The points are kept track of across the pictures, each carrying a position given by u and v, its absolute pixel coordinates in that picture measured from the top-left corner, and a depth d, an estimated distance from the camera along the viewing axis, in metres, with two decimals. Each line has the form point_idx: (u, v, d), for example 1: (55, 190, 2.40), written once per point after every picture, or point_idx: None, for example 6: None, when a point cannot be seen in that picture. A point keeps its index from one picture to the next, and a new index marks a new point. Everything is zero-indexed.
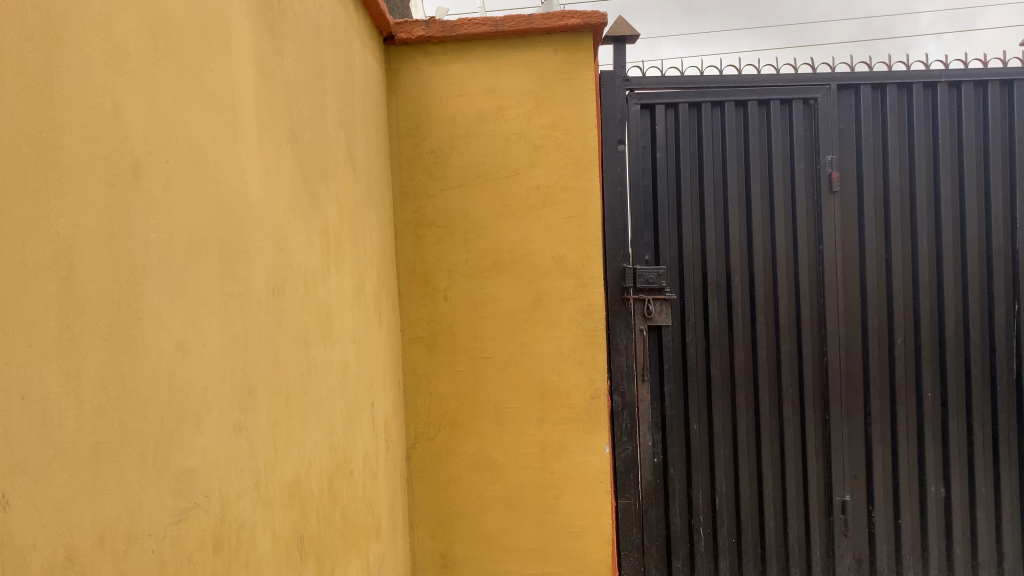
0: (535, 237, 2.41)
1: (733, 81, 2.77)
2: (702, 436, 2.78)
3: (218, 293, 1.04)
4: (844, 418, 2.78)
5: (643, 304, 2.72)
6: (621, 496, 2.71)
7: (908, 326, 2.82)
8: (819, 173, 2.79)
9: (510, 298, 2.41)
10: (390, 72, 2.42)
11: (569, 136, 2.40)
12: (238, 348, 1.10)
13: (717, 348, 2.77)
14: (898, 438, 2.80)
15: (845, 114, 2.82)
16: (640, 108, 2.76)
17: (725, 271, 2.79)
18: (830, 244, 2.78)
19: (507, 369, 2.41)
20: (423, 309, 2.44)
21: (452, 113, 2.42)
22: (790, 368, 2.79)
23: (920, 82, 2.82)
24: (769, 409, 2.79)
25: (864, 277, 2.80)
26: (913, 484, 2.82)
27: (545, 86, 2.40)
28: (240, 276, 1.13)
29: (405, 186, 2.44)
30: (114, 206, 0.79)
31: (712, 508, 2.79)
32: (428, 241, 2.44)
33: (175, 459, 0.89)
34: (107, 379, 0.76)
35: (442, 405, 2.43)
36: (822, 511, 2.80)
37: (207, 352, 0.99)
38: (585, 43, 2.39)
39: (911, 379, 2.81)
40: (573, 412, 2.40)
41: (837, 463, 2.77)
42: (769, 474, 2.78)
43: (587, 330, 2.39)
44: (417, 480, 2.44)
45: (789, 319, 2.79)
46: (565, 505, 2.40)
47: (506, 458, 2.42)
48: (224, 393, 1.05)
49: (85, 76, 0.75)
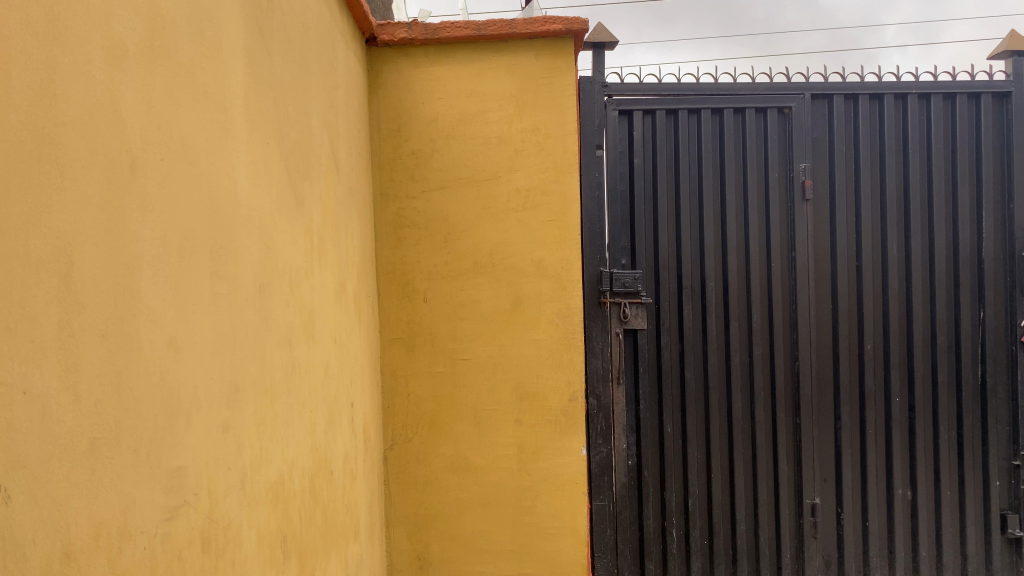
0: (515, 239, 2.42)
1: (709, 89, 2.81)
2: (676, 438, 2.82)
3: (208, 291, 1.04)
4: (815, 421, 2.84)
5: (619, 308, 2.75)
6: (596, 498, 2.73)
7: (877, 332, 2.88)
8: (793, 180, 2.84)
9: (489, 300, 2.43)
10: (372, 73, 2.42)
11: (550, 140, 2.41)
12: (226, 347, 1.10)
13: (691, 351, 2.81)
14: (866, 442, 2.86)
15: (819, 124, 2.87)
16: (618, 114, 2.79)
17: (700, 276, 2.83)
18: (803, 250, 2.83)
19: (485, 370, 2.42)
20: (403, 310, 2.44)
21: (433, 114, 2.43)
22: (763, 372, 2.83)
23: (891, 94, 2.88)
24: (742, 412, 2.83)
25: (835, 283, 2.85)
26: (880, 486, 2.88)
27: (526, 90, 2.42)
28: (228, 274, 1.12)
29: (385, 187, 2.44)
30: (112, 202, 0.79)
31: (685, 510, 2.83)
32: (408, 242, 2.45)
33: (166, 456, 0.89)
34: (104, 374, 0.76)
35: (420, 407, 2.44)
36: (793, 513, 2.84)
37: (197, 349, 0.99)
38: (566, 49, 2.42)
39: (880, 384, 2.87)
40: (550, 414, 2.41)
41: (808, 466, 2.82)
42: (741, 475, 2.82)
43: (566, 333, 2.41)
44: (394, 481, 2.44)
45: (762, 323, 2.83)
46: (541, 507, 2.42)
47: (483, 459, 2.43)
48: (213, 392, 1.05)
49: (86, 73, 0.75)
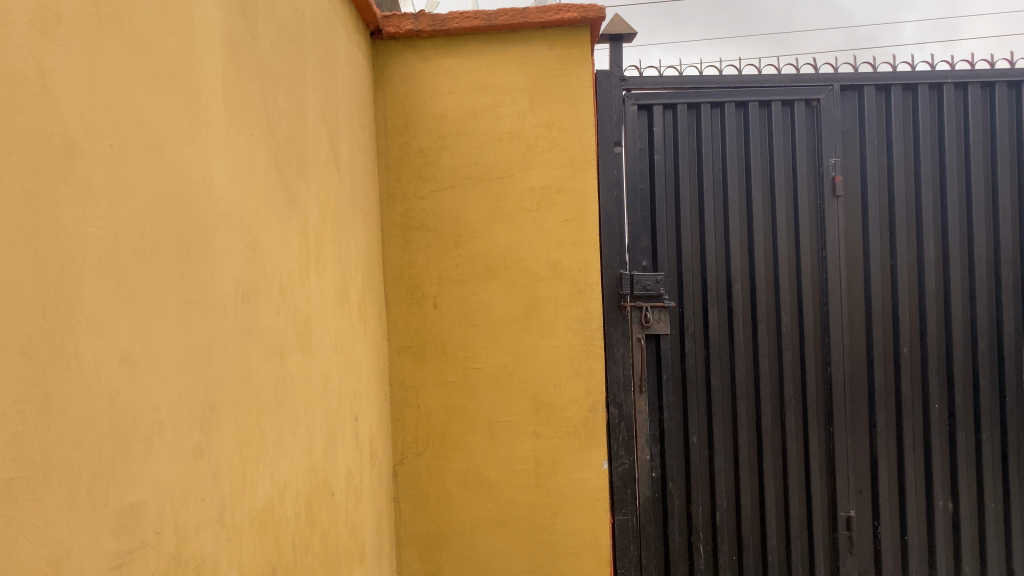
0: (529, 241, 2.29)
1: (733, 81, 2.66)
2: (702, 449, 2.67)
3: (174, 299, 0.91)
4: (849, 430, 2.68)
5: (640, 311, 2.60)
6: (618, 512, 2.58)
7: (914, 336, 2.72)
8: (823, 176, 2.69)
9: (503, 306, 2.29)
10: (378, 68, 2.30)
11: (565, 136, 2.28)
12: (198, 361, 0.97)
13: (717, 357, 2.66)
14: (904, 451, 2.70)
15: (848, 116, 2.71)
16: (637, 109, 2.65)
17: (726, 278, 2.68)
18: (834, 250, 2.67)
19: (500, 380, 2.29)
20: (412, 317, 2.31)
21: (442, 110, 2.30)
22: (793, 378, 2.68)
23: (925, 83, 2.72)
24: (771, 421, 2.68)
25: (869, 284, 2.69)
26: (920, 497, 2.71)
27: (539, 83, 2.29)
28: (202, 279, 1.00)
29: (392, 187, 2.32)
30: (39, 193, 0.66)
31: (712, 524, 2.68)
32: (417, 245, 2.32)
33: (116, 493, 0.76)
34: (26, 400, 0.63)
35: (430, 419, 2.30)
36: (826, 527, 2.68)
37: (159, 365, 0.87)
38: (582, 38, 2.28)
39: (917, 391, 2.71)
40: (568, 426, 2.28)
41: (842, 477, 2.66)
42: (772, 488, 2.67)
43: (584, 339, 2.27)
44: (404, 498, 2.31)
45: (791, 326, 2.68)
46: (560, 525, 2.28)
47: (498, 474, 2.29)
48: (182, 413, 0.92)
49: (4, 38, 0.63)
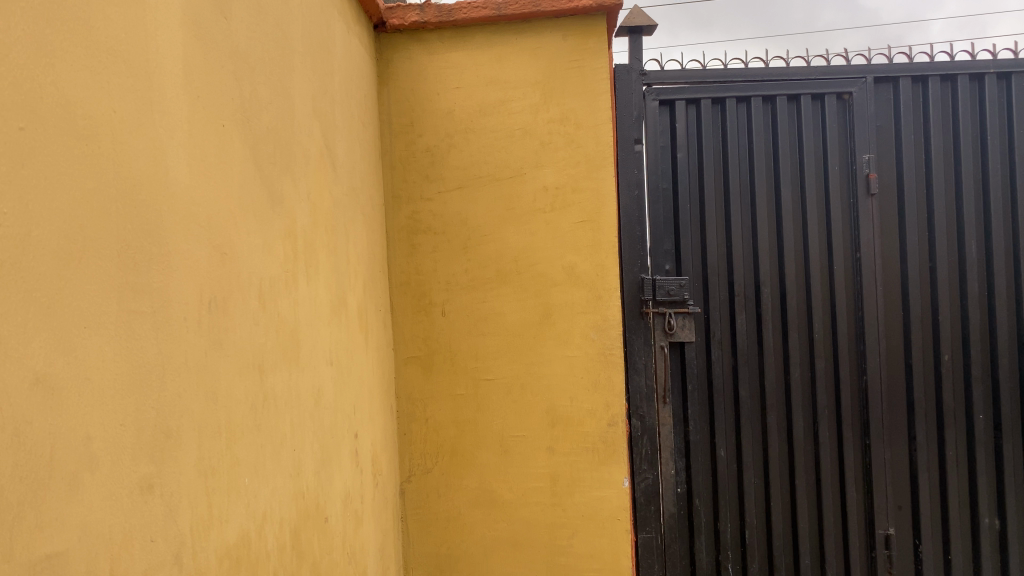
0: (543, 244, 2.15)
1: (760, 74, 2.51)
2: (730, 463, 2.51)
3: (115, 311, 0.79)
4: (887, 442, 2.50)
5: (663, 318, 2.46)
6: (640, 530, 2.43)
7: (956, 342, 2.55)
8: (856, 173, 2.52)
9: (516, 313, 2.15)
10: (382, 63, 2.17)
11: (581, 132, 2.14)
12: (148, 381, 0.85)
13: (745, 365, 2.50)
14: (946, 465, 2.52)
15: (883, 110, 2.55)
16: (658, 104, 2.51)
17: (754, 282, 2.53)
18: (869, 252, 2.51)
19: (512, 393, 2.15)
20: (419, 326, 2.18)
21: (450, 106, 2.18)
22: (826, 388, 2.51)
23: (966, 74, 2.56)
24: (804, 434, 2.52)
25: (907, 288, 2.53)
26: (964, 513, 2.54)
27: (552, 76, 2.15)
28: (155, 287, 0.87)
29: (397, 188, 2.19)
30: None
31: (741, 543, 2.52)
32: (424, 250, 2.19)
33: (24, 545, 0.64)
34: None
35: (439, 434, 2.17)
36: (863, 545, 2.51)
37: (92, 388, 0.74)
38: (598, 28, 2.14)
39: (959, 400, 2.54)
40: (586, 441, 2.13)
41: (880, 493, 2.49)
42: (804, 504, 2.50)
43: (602, 349, 2.12)
44: (412, 518, 2.18)
45: (824, 333, 2.52)
46: (578, 547, 2.13)
47: (511, 493, 2.15)
48: (125, 443, 0.79)
49: None
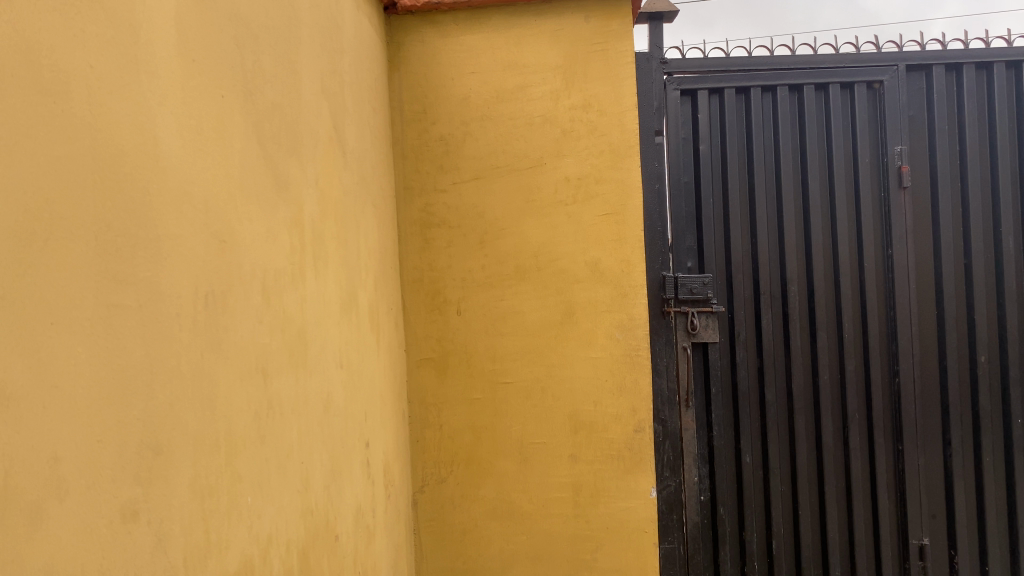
0: (565, 238, 2.02)
1: (787, 62, 2.37)
2: (756, 470, 2.37)
3: (90, 307, 0.66)
4: (921, 448, 2.36)
5: (686, 318, 2.32)
6: (663, 541, 2.28)
7: (993, 342, 2.41)
8: (888, 165, 2.39)
9: (536, 312, 2.02)
10: (393, 46, 2.04)
11: (604, 119, 2.01)
12: (131, 388, 0.71)
13: (771, 367, 2.37)
14: (982, 471, 2.39)
15: (915, 99, 2.42)
16: (680, 94, 2.37)
17: (780, 279, 2.39)
18: (902, 248, 2.37)
19: (533, 397, 2.02)
20: (433, 326, 2.04)
21: (465, 92, 2.05)
22: (857, 391, 2.38)
23: (1002, 61, 2.42)
24: (833, 439, 2.38)
25: (941, 285, 2.39)
26: (1002, 522, 2.40)
27: (574, 60, 2.02)
28: (141, 276, 0.74)
29: (409, 179, 2.06)
30: None
31: (768, 553, 2.38)
32: (437, 245, 2.05)
33: None
34: None
35: (454, 441, 2.04)
36: (896, 556, 2.37)
37: (61, 398, 0.61)
38: (622, 8, 2.02)
39: (996, 403, 2.41)
40: (611, 449, 2.00)
41: (914, 501, 2.35)
42: (834, 512, 2.37)
43: (628, 350, 2.00)
44: (425, 530, 2.04)
45: (853, 333, 2.38)
46: (603, 561, 2.01)
47: (531, 503, 2.02)
48: (104, 462, 0.66)
49: None
